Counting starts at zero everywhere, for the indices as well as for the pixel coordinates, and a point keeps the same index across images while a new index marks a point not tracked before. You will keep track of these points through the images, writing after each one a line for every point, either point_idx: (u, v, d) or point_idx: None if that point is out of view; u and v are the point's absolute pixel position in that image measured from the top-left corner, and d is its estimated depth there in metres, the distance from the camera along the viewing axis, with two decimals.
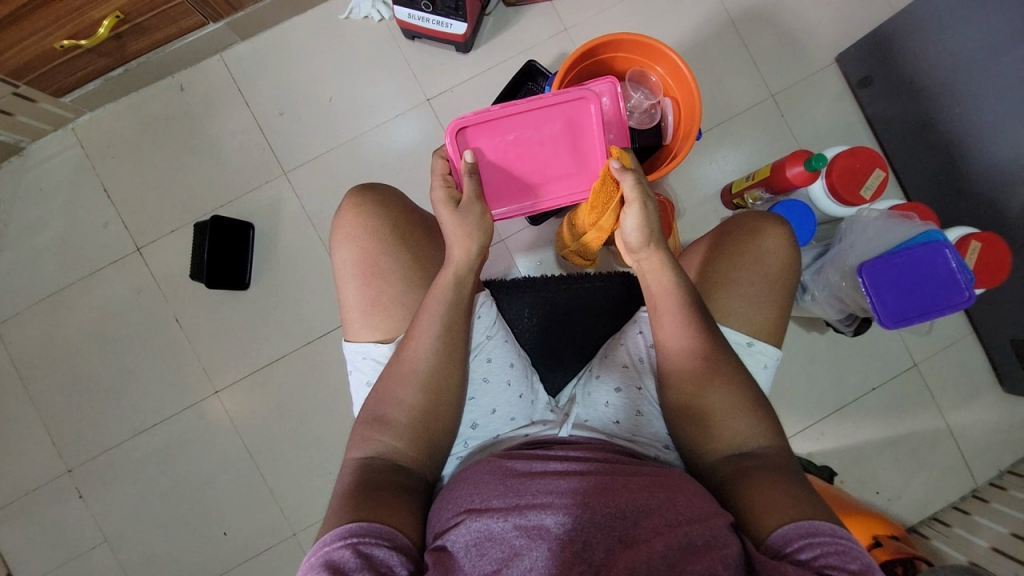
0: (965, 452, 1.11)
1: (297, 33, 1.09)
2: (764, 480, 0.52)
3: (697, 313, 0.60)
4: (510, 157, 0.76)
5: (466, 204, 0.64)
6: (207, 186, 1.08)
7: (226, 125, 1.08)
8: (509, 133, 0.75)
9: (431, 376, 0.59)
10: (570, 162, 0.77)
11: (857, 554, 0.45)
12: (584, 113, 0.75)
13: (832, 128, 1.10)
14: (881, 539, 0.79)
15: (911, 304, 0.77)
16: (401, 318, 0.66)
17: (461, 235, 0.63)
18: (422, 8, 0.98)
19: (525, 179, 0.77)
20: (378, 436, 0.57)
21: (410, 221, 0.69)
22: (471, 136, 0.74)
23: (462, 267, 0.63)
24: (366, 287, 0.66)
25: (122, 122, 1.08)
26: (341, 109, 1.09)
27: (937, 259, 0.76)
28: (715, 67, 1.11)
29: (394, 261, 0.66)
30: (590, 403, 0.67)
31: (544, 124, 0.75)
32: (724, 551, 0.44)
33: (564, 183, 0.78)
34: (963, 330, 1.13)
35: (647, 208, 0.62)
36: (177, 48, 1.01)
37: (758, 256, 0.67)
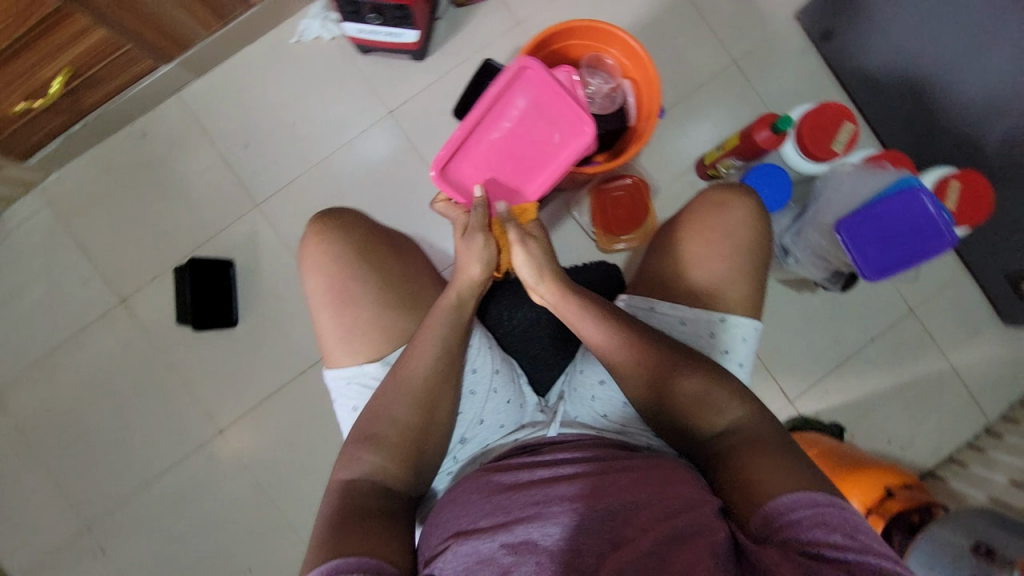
0: (971, 391, 1.12)
1: (250, 63, 1.08)
2: (750, 454, 0.51)
3: (615, 323, 0.61)
4: (506, 171, 0.74)
5: (469, 233, 0.65)
6: (182, 229, 1.08)
7: (192, 164, 1.08)
8: (482, 141, 0.74)
9: (426, 393, 0.59)
10: (553, 127, 0.74)
11: (840, 523, 0.44)
12: (534, 80, 0.73)
13: (799, 86, 1.09)
14: (892, 489, 0.82)
15: (892, 255, 0.76)
16: (383, 337, 0.65)
17: (465, 260, 0.65)
18: (370, 21, 0.97)
19: (524, 167, 0.74)
20: (363, 459, 0.57)
21: (373, 240, 0.68)
22: (454, 168, 0.74)
23: (465, 289, 0.64)
24: (339, 313, 0.65)
25: (89, 175, 1.08)
26: (305, 134, 1.08)
27: (914, 205, 0.75)
28: (672, 41, 1.10)
29: (362, 283, 0.66)
30: (577, 400, 0.67)
31: (508, 115, 0.74)
32: (713, 539, 0.44)
33: (561, 143, 0.73)
34: (956, 270, 1.12)
35: (526, 247, 0.64)
36: (131, 95, 1.01)
37: (726, 228, 0.66)
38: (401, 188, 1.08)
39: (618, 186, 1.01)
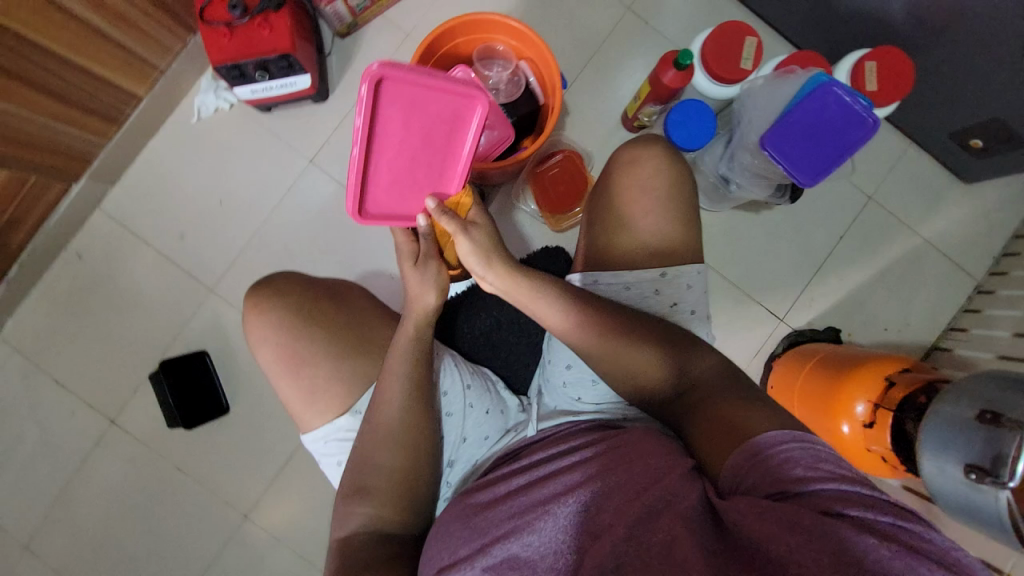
0: (948, 256, 1.13)
1: (159, 155, 1.07)
2: (709, 406, 0.57)
3: (568, 294, 0.63)
4: (421, 179, 0.71)
5: (423, 261, 0.68)
6: (147, 335, 1.07)
7: (137, 270, 1.07)
8: (383, 163, 0.67)
9: (403, 433, 0.62)
10: (441, 110, 0.68)
11: (801, 457, 0.46)
12: (393, 78, 0.62)
13: (696, 14, 1.09)
14: (893, 377, 0.81)
15: (823, 155, 0.75)
16: (347, 389, 0.66)
17: (420, 291, 0.67)
18: (259, 79, 0.97)
19: (436, 160, 0.71)
20: (358, 512, 0.61)
21: (311, 297, 0.68)
22: (372, 202, 0.69)
23: (422, 321, 0.66)
24: (298, 379, 0.66)
25: (39, 312, 1.07)
26: (236, 208, 1.08)
27: (827, 103, 0.74)
28: (561, 7, 1.09)
29: (311, 343, 0.66)
30: (553, 391, 0.71)
31: (390, 126, 0.66)
32: (684, 504, 0.48)
33: (458, 120, 0.69)
34: (902, 144, 1.13)
35: (468, 233, 0.64)
36: (54, 223, 1.01)
37: (646, 182, 0.69)
38: (345, 232, 1.08)
39: (552, 164, 1.02)
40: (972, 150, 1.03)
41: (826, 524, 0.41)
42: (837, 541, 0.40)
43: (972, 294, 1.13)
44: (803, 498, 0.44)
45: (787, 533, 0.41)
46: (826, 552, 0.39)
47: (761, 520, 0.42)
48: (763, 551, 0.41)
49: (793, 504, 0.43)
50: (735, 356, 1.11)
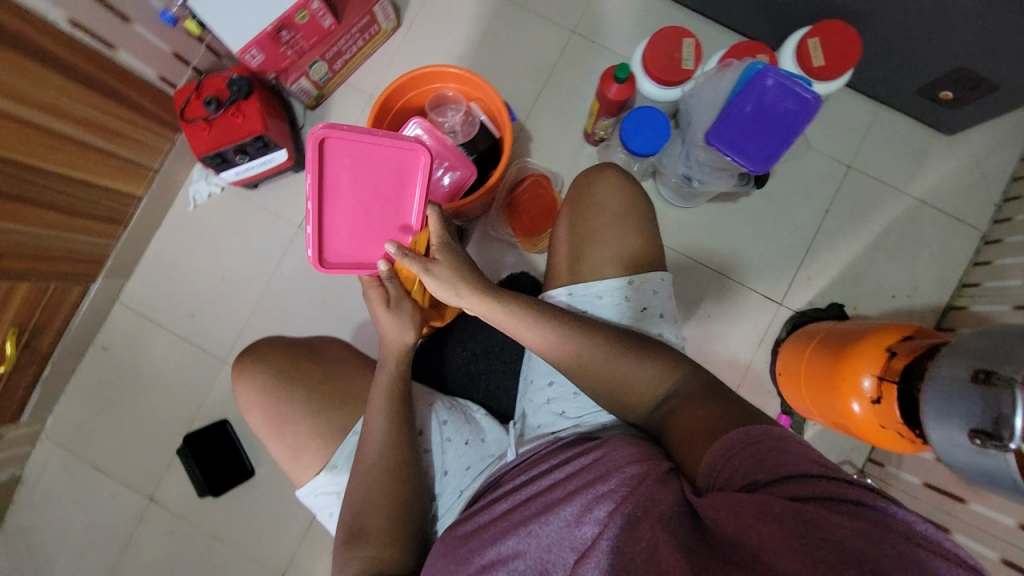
0: (943, 210, 1.10)
1: (165, 244, 1.17)
2: (682, 410, 0.59)
3: (542, 314, 0.67)
4: (377, 224, 0.78)
5: (396, 304, 0.77)
6: (172, 411, 1.14)
7: (157, 352, 1.16)
8: (341, 214, 0.76)
9: (386, 469, 0.68)
10: (388, 162, 0.77)
11: (769, 451, 0.49)
12: (340, 141, 0.74)
13: (638, 26, 1.13)
14: (893, 348, 0.78)
15: (769, 139, 0.76)
16: (323, 439, 0.73)
17: (397, 330, 0.76)
18: (241, 161, 1.05)
19: (390, 206, 0.78)
20: (357, 555, 0.65)
21: (283, 360, 0.76)
22: (335, 252, 0.77)
23: (399, 357, 0.75)
24: (282, 438, 0.74)
25: (76, 404, 1.16)
26: (237, 281, 1.16)
27: (763, 89, 0.76)
28: (509, 45, 1.16)
29: (286, 403, 0.74)
30: (536, 410, 0.76)
31: (346, 181, 0.76)
32: (661, 507, 0.50)
33: (405, 168, 0.78)
34: (871, 109, 1.12)
35: (431, 272, 0.70)
36: (79, 320, 1.10)
37: (601, 202, 0.76)
38: (339, 286, 1.14)
39: (523, 190, 1.06)
40: (945, 101, 1.01)
41: (795, 510, 0.43)
42: (804, 523, 0.42)
43: (979, 247, 1.08)
44: (774, 487, 0.46)
45: (760, 524, 0.43)
46: (797, 538, 0.42)
47: (733, 516, 0.45)
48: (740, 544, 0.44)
49: (765, 495, 0.45)
50: (738, 348, 1.10)
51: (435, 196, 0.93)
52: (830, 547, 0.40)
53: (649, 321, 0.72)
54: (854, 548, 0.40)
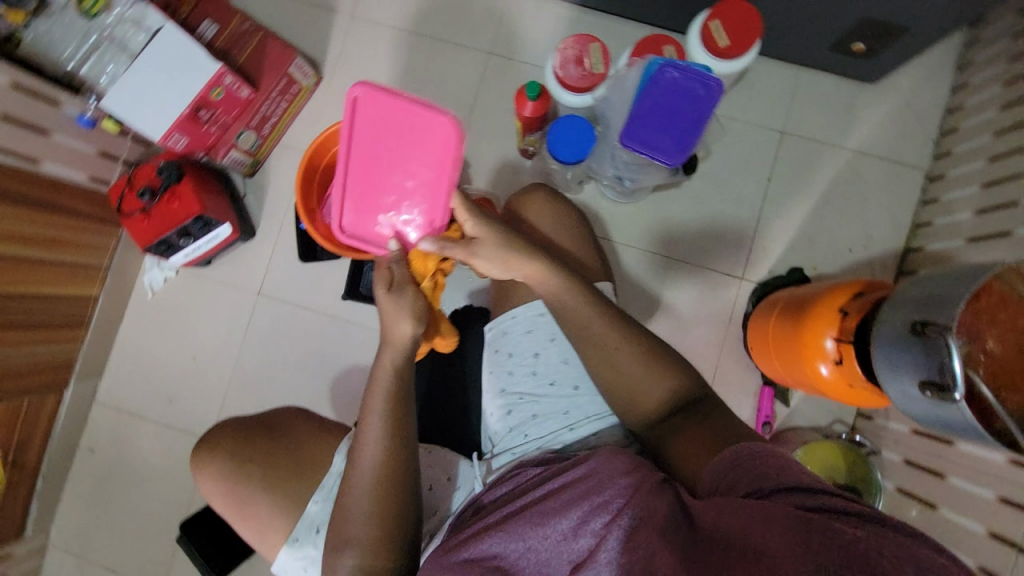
0: (882, 156, 1.11)
1: (132, 336, 1.17)
2: (689, 429, 0.64)
3: (586, 295, 0.71)
4: (399, 203, 0.72)
5: (399, 287, 0.71)
6: (168, 500, 1.14)
7: (143, 444, 1.15)
8: (363, 186, 0.72)
9: (375, 486, 0.66)
10: (419, 137, 0.70)
11: (771, 466, 0.52)
12: (371, 109, 0.69)
13: (551, 36, 1.15)
14: (846, 307, 0.79)
15: (681, 130, 0.78)
16: (282, 513, 0.76)
17: (395, 318, 0.70)
18: (185, 243, 1.05)
19: (413, 186, 0.71)
20: (346, 562, 0.65)
21: (231, 444, 0.80)
22: (351, 224, 0.74)
23: (398, 356, 0.71)
24: (246, 520, 0.78)
25: (72, 511, 1.15)
26: (208, 359, 1.16)
27: (666, 83, 0.77)
28: (430, 77, 1.17)
29: (241, 486, 0.77)
30: (508, 433, 0.76)
31: (370, 153, 0.71)
32: (657, 515, 0.52)
33: (434, 147, 0.69)
34: (793, 71, 1.13)
35: (479, 253, 0.71)
36: (60, 428, 1.10)
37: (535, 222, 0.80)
38: (309, 344, 1.14)
39: None
40: (858, 53, 1.02)
41: (800, 516, 0.45)
42: (806, 527, 0.44)
43: (925, 185, 1.09)
44: (778, 496, 0.49)
45: (763, 528, 0.45)
46: (799, 541, 0.43)
47: (736, 519, 0.47)
48: (741, 545, 0.45)
49: (771, 503, 0.48)
50: (710, 329, 1.10)
51: None
52: (833, 548, 0.42)
53: None
54: (856, 548, 0.42)
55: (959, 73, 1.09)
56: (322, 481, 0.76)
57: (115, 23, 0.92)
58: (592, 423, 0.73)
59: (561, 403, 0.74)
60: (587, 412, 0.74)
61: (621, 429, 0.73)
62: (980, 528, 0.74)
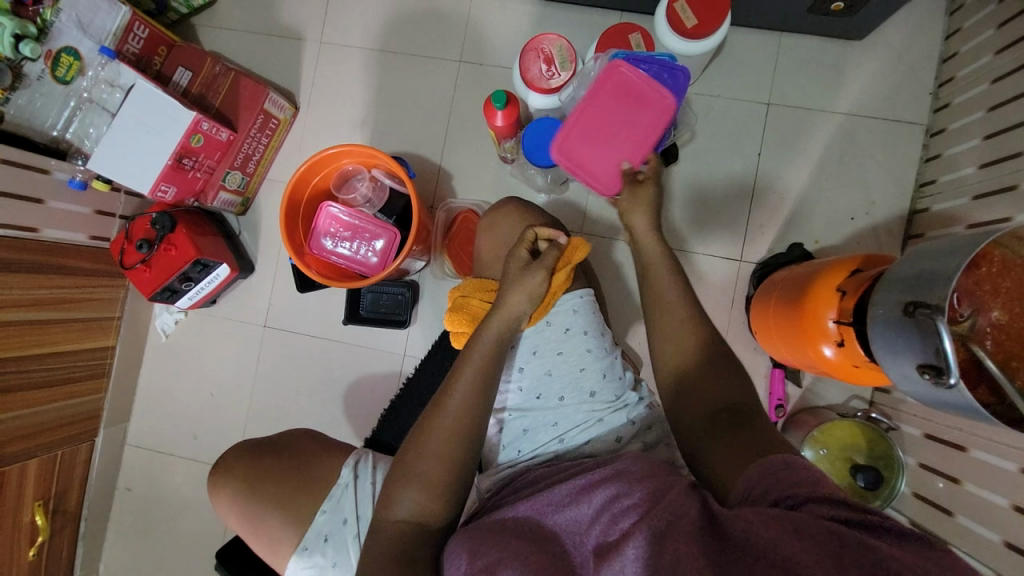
0: (879, 116, 1.05)
1: (152, 378, 1.22)
2: (730, 441, 0.59)
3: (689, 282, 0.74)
4: (614, 148, 0.81)
5: (538, 266, 0.73)
6: (203, 529, 1.19)
7: (175, 480, 1.21)
8: (590, 124, 0.81)
9: (429, 473, 0.63)
10: (651, 107, 0.80)
11: (812, 478, 0.49)
12: (627, 71, 0.80)
13: (519, 35, 1.13)
14: (841, 288, 0.77)
15: (633, 133, 0.81)
16: (292, 526, 0.78)
17: (525, 289, 0.71)
18: (190, 287, 1.09)
19: (631, 141, 0.81)
20: (404, 497, 0.62)
21: (245, 466, 0.83)
22: (570, 145, 0.82)
23: (504, 324, 0.70)
24: (260, 536, 0.80)
25: (118, 548, 1.22)
26: (224, 394, 1.20)
27: (618, 88, 0.80)
28: (403, 92, 1.17)
29: (251, 501, 0.80)
30: (517, 439, 0.75)
31: (611, 103, 0.81)
32: (687, 518, 0.49)
33: (656, 119, 0.80)
34: (773, 39, 1.08)
35: (636, 193, 0.78)
36: (96, 472, 1.17)
37: (509, 232, 0.83)
38: (317, 371, 1.17)
39: (456, 229, 1.07)
40: (838, 11, 0.97)
41: (834, 530, 0.42)
42: (839, 542, 0.41)
43: (927, 141, 1.04)
44: (810, 507, 0.46)
45: (792, 539, 0.42)
46: (830, 556, 0.40)
47: (769, 526, 0.44)
48: (769, 551, 0.42)
49: (801, 514, 0.44)
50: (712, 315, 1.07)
51: (369, 268, 0.95)
52: (868, 566, 0.39)
53: (575, 338, 0.75)
54: (892, 570, 0.38)
55: (953, 17, 1.03)
56: (330, 492, 0.79)
57: (91, 85, 0.97)
58: (582, 432, 0.73)
59: (549, 415, 0.74)
60: (574, 421, 0.73)
61: (612, 436, 0.73)
62: (1004, 502, 0.71)
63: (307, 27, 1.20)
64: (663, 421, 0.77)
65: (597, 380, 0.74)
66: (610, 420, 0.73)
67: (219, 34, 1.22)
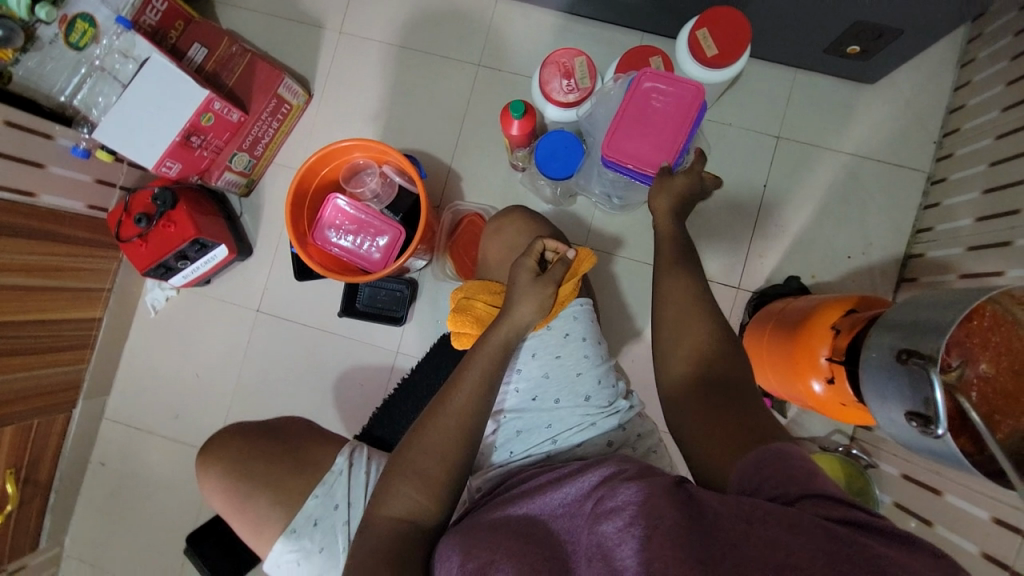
0: (884, 159, 1.08)
1: (137, 353, 1.20)
2: None
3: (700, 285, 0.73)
4: (657, 137, 0.80)
5: (548, 279, 0.72)
6: (175, 510, 1.18)
7: (151, 459, 1.19)
8: (629, 124, 0.81)
9: (422, 470, 0.62)
10: (682, 96, 0.81)
11: (803, 471, 0.48)
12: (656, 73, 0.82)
13: (540, 44, 1.14)
14: (837, 326, 0.78)
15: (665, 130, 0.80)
16: (280, 511, 0.77)
17: (535, 301, 0.71)
18: (185, 265, 1.08)
19: (672, 126, 0.80)
20: (400, 493, 0.62)
21: (243, 442, 0.82)
22: (615, 148, 0.81)
23: (511, 330, 0.71)
24: (246, 517, 0.79)
25: (86, 523, 1.19)
26: (210, 375, 1.18)
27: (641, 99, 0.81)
28: (419, 89, 1.16)
29: (239, 480, 0.79)
30: (513, 440, 0.74)
31: (644, 101, 0.81)
32: (671, 517, 0.47)
33: (691, 102, 0.80)
34: (788, 74, 1.10)
35: (668, 183, 0.77)
36: (69, 445, 1.14)
37: (519, 236, 0.84)
38: (307, 360, 1.16)
39: (459, 233, 1.08)
40: (854, 54, 0.99)
41: (827, 529, 0.41)
42: (830, 539, 0.41)
43: (927, 188, 1.06)
44: (802, 504, 0.45)
45: (787, 535, 0.41)
46: (822, 552, 0.40)
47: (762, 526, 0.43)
48: (757, 550, 0.41)
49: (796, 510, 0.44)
50: None
51: (371, 263, 0.94)
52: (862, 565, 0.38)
53: (575, 344, 0.76)
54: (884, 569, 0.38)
55: (962, 70, 1.06)
56: (324, 477, 0.78)
57: (104, 54, 0.94)
58: (576, 434, 0.73)
59: (544, 417, 0.74)
60: (568, 424, 0.73)
61: (604, 439, 0.73)
62: (973, 548, 0.73)
63: (328, 15, 1.19)
64: (653, 429, 0.78)
65: (593, 385, 0.74)
66: (603, 425, 0.74)
67: (238, 14, 1.20)
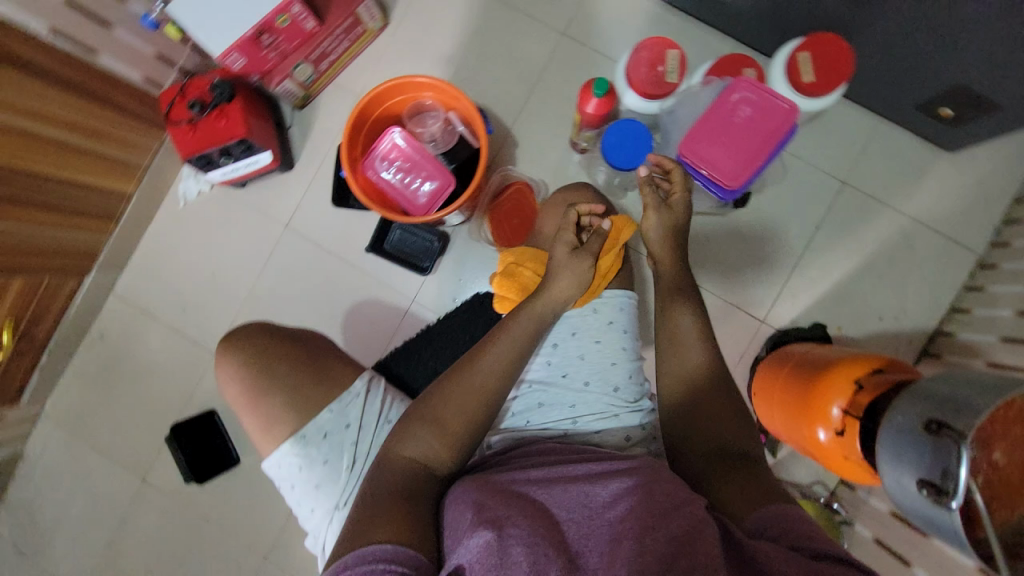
0: (940, 230, 1.06)
1: (158, 238, 1.20)
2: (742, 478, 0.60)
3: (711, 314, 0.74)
4: (737, 151, 0.79)
5: (584, 253, 0.72)
6: (162, 398, 1.19)
7: (150, 343, 1.20)
8: (712, 130, 0.79)
9: (443, 416, 0.63)
10: (773, 114, 0.79)
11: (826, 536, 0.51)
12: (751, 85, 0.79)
13: (630, 28, 1.10)
14: (861, 380, 0.77)
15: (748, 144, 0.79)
16: (289, 419, 0.78)
17: (574, 279, 0.71)
18: (225, 161, 1.06)
19: (755, 143, 0.79)
20: (419, 435, 0.63)
21: (272, 341, 0.81)
22: (693, 150, 0.80)
23: (549, 304, 0.70)
24: (256, 414, 0.80)
25: (74, 389, 1.21)
26: (224, 276, 1.18)
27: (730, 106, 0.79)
28: (498, 43, 1.13)
29: (254, 378, 0.79)
30: (532, 412, 0.74)
31: (733, 110, 0.79)
32: (702, 531, 0.49)
33: (781, 123, 0.78)
34: (870, 121, 1.07)
35: (654, 211, 0.77)
36: (74, 310, 1.14)
37: None
38: (323, 286, 1.16)
39: (505, 200, 1.06)
40: (945, 118, 0.96)
41: None
42: None
43: (975, 271, 1.05)
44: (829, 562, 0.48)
45: None
46: None
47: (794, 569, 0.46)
48: None
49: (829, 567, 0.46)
50: None
51: (413, 206, 0.93)
52: None
53: (614, 333, 0.76)
54: None
55: None
56: (340, 395, 0.79)
57: None
58: (597, 420, 0.72)
59: (569, 396, 0.73)
60: (592, 409, 0.73)
61: (625, 433, 0.73)
62: None
63: None
64: None
65: (623, 378, 0.74)
66: (625, 419, 0.73)
67: None
